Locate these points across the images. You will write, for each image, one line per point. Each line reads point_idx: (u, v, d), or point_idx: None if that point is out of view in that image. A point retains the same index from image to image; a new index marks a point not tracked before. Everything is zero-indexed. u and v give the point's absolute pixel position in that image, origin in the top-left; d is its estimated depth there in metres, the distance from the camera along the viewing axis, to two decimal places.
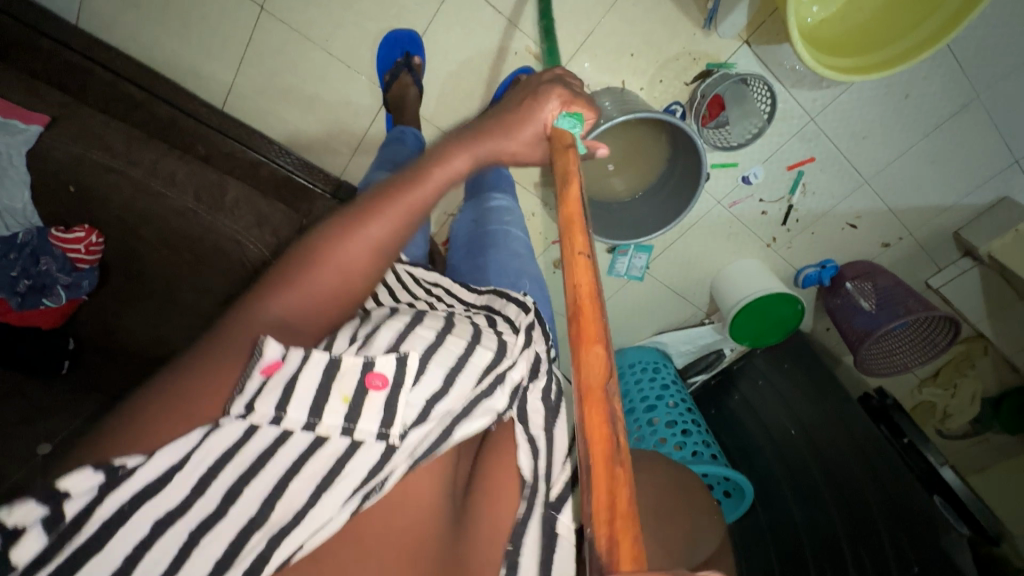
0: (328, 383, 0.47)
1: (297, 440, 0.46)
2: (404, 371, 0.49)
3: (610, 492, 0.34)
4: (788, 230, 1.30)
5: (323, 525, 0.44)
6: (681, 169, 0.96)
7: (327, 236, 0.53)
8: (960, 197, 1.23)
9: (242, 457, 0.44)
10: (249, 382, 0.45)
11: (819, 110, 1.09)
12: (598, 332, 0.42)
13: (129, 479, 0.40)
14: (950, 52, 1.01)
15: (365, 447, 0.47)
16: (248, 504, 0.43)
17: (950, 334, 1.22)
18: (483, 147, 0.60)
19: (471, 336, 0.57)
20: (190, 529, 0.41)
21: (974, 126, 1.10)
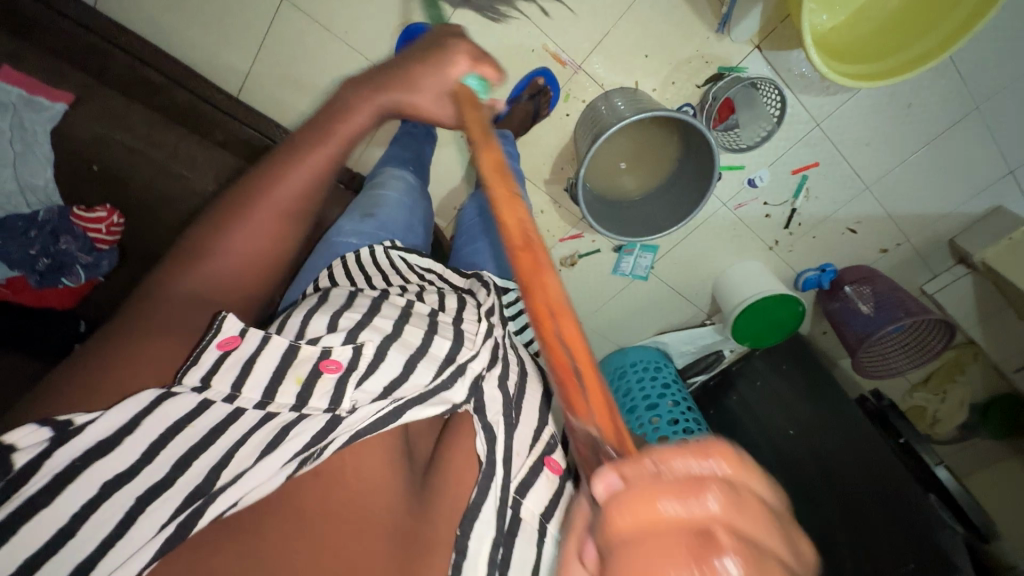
0: (284, 367, 0.54)
1: (247, 418, 0.51)
2: (359, 359, 0.56)
3: (604, 399, 0.39)
4: (790, 233, 1.32)
5: (259, 484, 0.46)
6: (694, 169, 0.98)
7: (233, 213, 0.60)
8: (956, 206, 1.26)
9: (193, 428, 0.48)
10: (204, 353, 0.51)
11: (825, 116, 1.12)
12: (543, 266, 0.45)
13: (78, 436, 0.43)
14: (953, 63, 1.05)
15: (311, 420, 0.52)
16: (193, 475, 0.46)
17: (946, 337, 1.26)
18: (382, 100, 0.66)
19: (428, 326, 0.65)
20: (135, 496, 0.44)
21: (972, 136, 1.13)
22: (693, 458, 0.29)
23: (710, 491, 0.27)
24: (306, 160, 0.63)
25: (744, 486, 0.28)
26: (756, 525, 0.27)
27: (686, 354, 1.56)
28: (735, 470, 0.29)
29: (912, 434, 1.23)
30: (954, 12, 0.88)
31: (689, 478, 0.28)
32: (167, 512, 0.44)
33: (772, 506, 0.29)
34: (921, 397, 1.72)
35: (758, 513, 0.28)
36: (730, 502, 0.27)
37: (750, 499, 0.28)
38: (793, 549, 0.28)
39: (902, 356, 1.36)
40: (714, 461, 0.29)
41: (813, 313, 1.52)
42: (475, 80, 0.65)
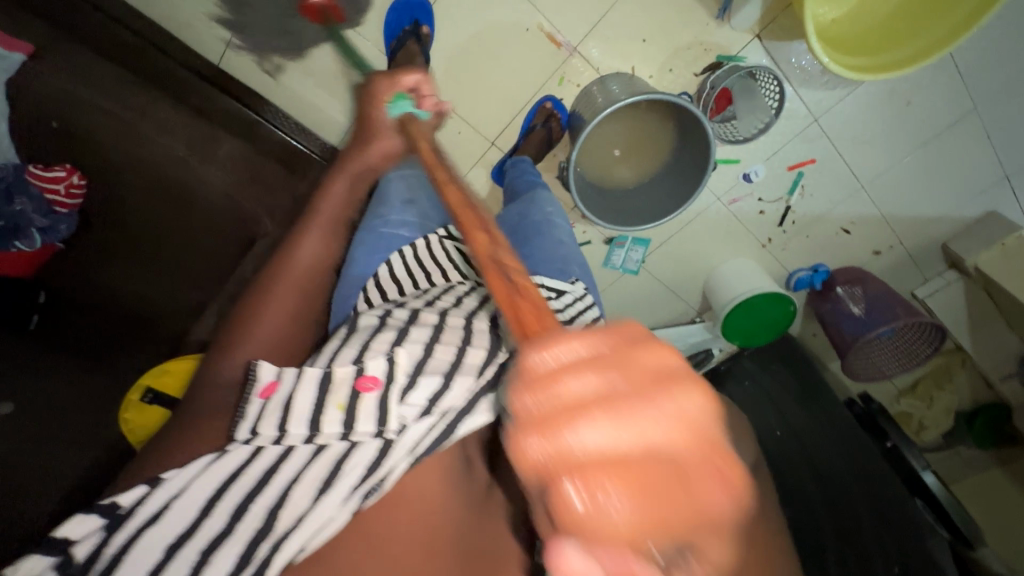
0: (322, 396, 0.59)
1: (300, 452, 0.57)
2: (393, 373, 0.61)
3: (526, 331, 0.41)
4: (784, 232, 1.30)
5: (325, 523, 0.53)
6: (688, 158, 0.95)
7: (260, 291, 0.75)
8: (950, 209, 1.25)
9: (247, 475, 0.54)
10: (250, 405, 0.60)
11: (823, 111, 1.10)
12: (476, 228, 0.52)
13: (130, 516, 0.51)
14: (952, 61, 1.03)
15: (362, 447, 0.57)
16: (249, 520, 0.52)
17: (936, 342, 1.26)
18: (351, 165, 0.82)
19: (460, 341, 0.68)
20: (199, 549, 0.51)
21: (969, 138, 1.12)
22: (520, 367, 0.34)
23: (530, 394, 0.32)
24: (307, 232, 0.80)
25: (561, 355, 0.33)
26: (580, 398, 0.32)
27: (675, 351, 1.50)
28: (555, 346, 0.34)
29: (900, 437, 1.21)
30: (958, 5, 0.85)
31: (516, 393, 0.33)
32: (231, 559, 0.51)
33: (591, 348, 0.34)
34: (909, 404, 1.71)
35: (578, 369, 0.33)
36: (544, 389, 0.32)
37: (566, 373, 0.32)
38: (625, 383, 0.32)
39: (893, 360, 1.35)
40: (537, 357, 0.33)
41: (804, 315, 1.50)
42: (396, 100, 0.77)
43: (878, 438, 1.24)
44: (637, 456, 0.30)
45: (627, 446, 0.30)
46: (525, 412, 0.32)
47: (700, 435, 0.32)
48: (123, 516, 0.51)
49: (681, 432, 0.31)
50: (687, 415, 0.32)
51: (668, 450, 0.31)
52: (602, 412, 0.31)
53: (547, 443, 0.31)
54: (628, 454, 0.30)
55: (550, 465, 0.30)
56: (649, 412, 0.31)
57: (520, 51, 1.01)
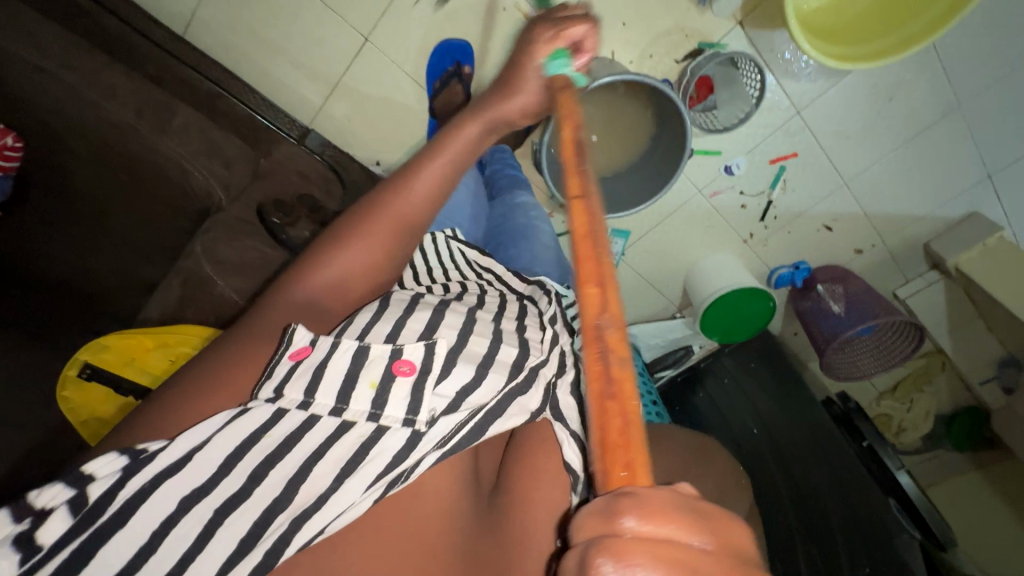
0: (356, 369, 0.53)
1: (324, 424, 0.51)
2: (431, 359, 0.55)
3: (615, 429, 0.34)
4: (765, 227, 1.28)
5: (345, 509, 0.47)
6: (665, 145, 0.93)
7: (338, 233, 0.63)
8: (933, 209, 1.24)
9: (270, 437, 0.49)
10: (278, 366, 0.52)
11: (806, 104, 1.08)
12: (595, 274, 0.42)
13: (151, 461, 0.45)
14: (937, 55, 1.02)
15: (392, 433, 0.51)
16: (271, 485, 0.47)
17: (917, 340, 1.25)
18: (487, 115, 0.68)
19: (493, 334, 0.63)
20: (213, 508, 0.45)
21: (952, 135, 1.11)
22: (601, 521, 0.30)
23: (604, 564, 0.29)
24: (419, 178, 0.65)
25: (651, 544, 0.29)
26: None
27: (654, 348, 1.49)
28: (645, 525, 0.29)
29: (875, 436, 1.21)
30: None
31: (590, 549, 0.30)
32: (246, 525, 0.45)
33: (687, 554, 0.29)
34: (889, 406, 1.70)
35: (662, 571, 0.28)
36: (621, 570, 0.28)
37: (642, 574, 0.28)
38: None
39: (872, 359, 1.33)
40: (622, 521, 0.30)
41: (785, 314, 1.48)
42: (554, 57, 0.65)
43: (853, 437, 1.23)
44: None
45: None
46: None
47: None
48: (146, 461, 0.44)
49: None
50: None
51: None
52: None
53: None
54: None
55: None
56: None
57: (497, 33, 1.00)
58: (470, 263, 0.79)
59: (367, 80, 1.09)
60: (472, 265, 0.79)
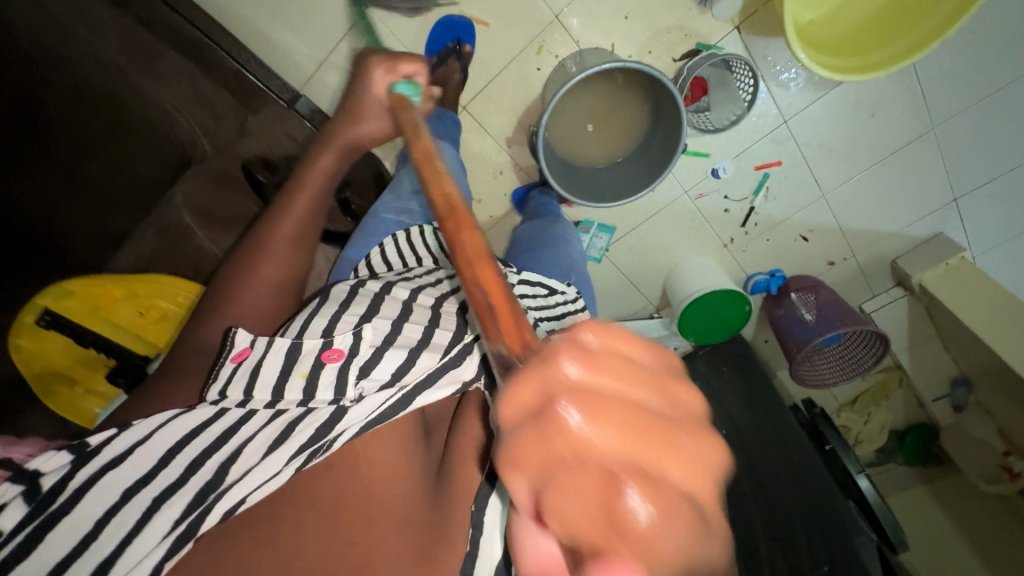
0: (288, 364, 0.59)
1: (259, 417, 0.55)
2: (357, 347, 0.60)
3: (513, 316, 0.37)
4: (746, 233, 1.31)
5: (271, 475, 0.48)
6: (659, 140, 0.94)
7: (243, 264, 0.69)
8: (903, 227, 1.30)
9: (208, 432, 0.53)
10: (222, 368, 0.59)
11: (793, 113, 1.11)
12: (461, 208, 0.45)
13: (95, 455, 0.51)
14: (917, 80, 1.07)
15: (317, 412, 0.55)
16: (206, 471, 0.50)
17: (879, 352, 1.28)
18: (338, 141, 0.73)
19: (430, 321, 0.68)
20: (152, 496, 0.49)
21: (923, 156, 1.17)
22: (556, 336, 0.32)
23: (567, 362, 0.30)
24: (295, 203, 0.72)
25: (607, 350, 0.31)
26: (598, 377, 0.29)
27: None
28: (606, 345, 0.31)
29: (839, 441, 1.24)
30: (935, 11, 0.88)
31: (548, 353, 0.31)
32: (179, 508, 0.47)
33: (641, 367, 0.31)
34: (848, 418, 1.75)
35: (622, 375, 0.30)
36: (588, 368, 0.30)
37: (611, 367, 0.30)
38: (656, 401, 0.30)
39: (836, 367, 1.38)
40: (582, 336, 0.32)
41: (759, 321, 1.51)
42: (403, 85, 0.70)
43: (817, 441, 1.26)
44: (659, 481, 0.27)
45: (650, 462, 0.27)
46: (557, 371, 0.30)
47: (715, 494, 0.28)
48: (86, 455, 0.51)
49: (701, 472, 0.28)
50: (707, 459, 0.28)
51: (698, 493, 0.27)
52: (637, 413, 0.28)
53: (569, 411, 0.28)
54: (651, 463, 0.27)
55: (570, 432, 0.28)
56: (689, 442, 0.28)
57: (502, 15, 0.99)
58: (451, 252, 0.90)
59: (366, 51, 1.08)
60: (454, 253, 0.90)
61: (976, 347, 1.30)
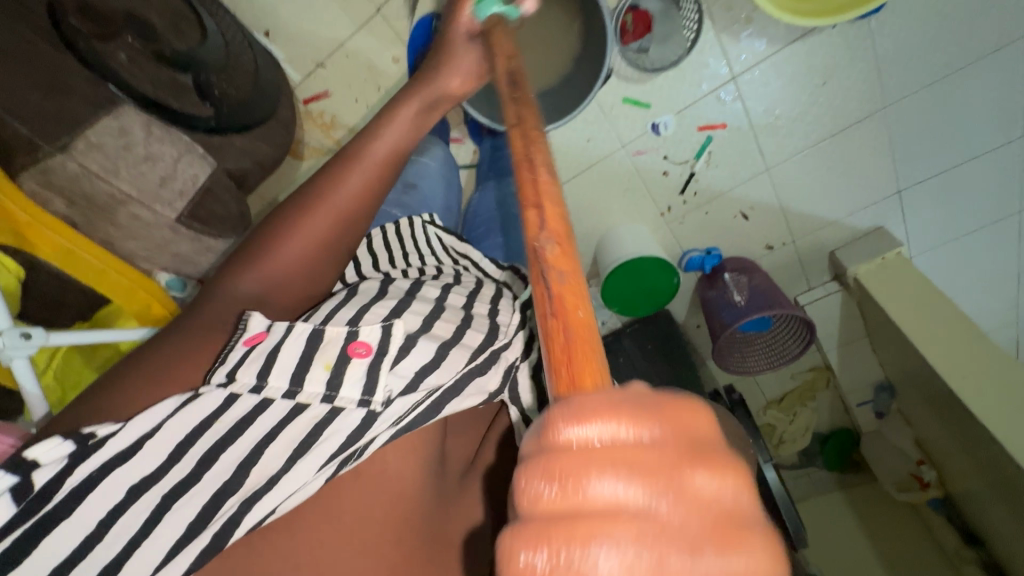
0: (310, 352, 0.50)
1: (275, 409, 0.48)
2: (387, 342, 0.51)
3: (562, 344, 0.29)
4: (684, 203, 1.22)
5: (298, 488, 0.45)
6: (585, 66, 0.83)
7: (282, 222, 0.60)
8: (845, 216, 1.25)
9: (221, 424, 0.46)
10: (232, 351, 0.49)
11: (741, 71, 1.02)
12: (535, 199, 0.37)
13: (98, 449, 0.41)
14: (872, 49, 1.00)
15: (347, 414, 0.49)
16: (224, 468, 0.44)
17: (804, 342, 1.23)
18: (420, 94, 0.64)
19: (462, 320, 0.62)
20: (163, 493, 0.43)
21: (869, 139, 1.11)
22: (538, 436, 0.24)
23: (543, 480, 0.23)
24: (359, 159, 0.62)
25: (601, 446, 0.23)
26: (586, 489, 0.22)
27: None
28: (590, 428, 0.23)
29: (751, 429, 1.17)
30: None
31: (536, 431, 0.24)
32: (194, 509, 0.43)
33: (645, 459, 0.22)
34: (773, 416, 1.67)
35: (618, 486, 0.22)
36: (568, 483, 0.22)
37: (598, 468, 0.22)
38: (667, 506, 0.22)
39: (763, 356, 1.33)
40: (561, 432, 0.23)
41: (691, 303, 1.43)
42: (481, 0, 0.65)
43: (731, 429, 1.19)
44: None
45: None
46: (527, 496, 0.23)
47: None
48: (94, 448, 0.41)
49: None
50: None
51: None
52: (630, 539, 0.21)
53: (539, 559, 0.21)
54: None
55: None
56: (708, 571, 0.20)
57: None
58: (447, 247, 0.76)
59: None
60: (449, 250, 0.76)
61: (902, 349, 1.25)
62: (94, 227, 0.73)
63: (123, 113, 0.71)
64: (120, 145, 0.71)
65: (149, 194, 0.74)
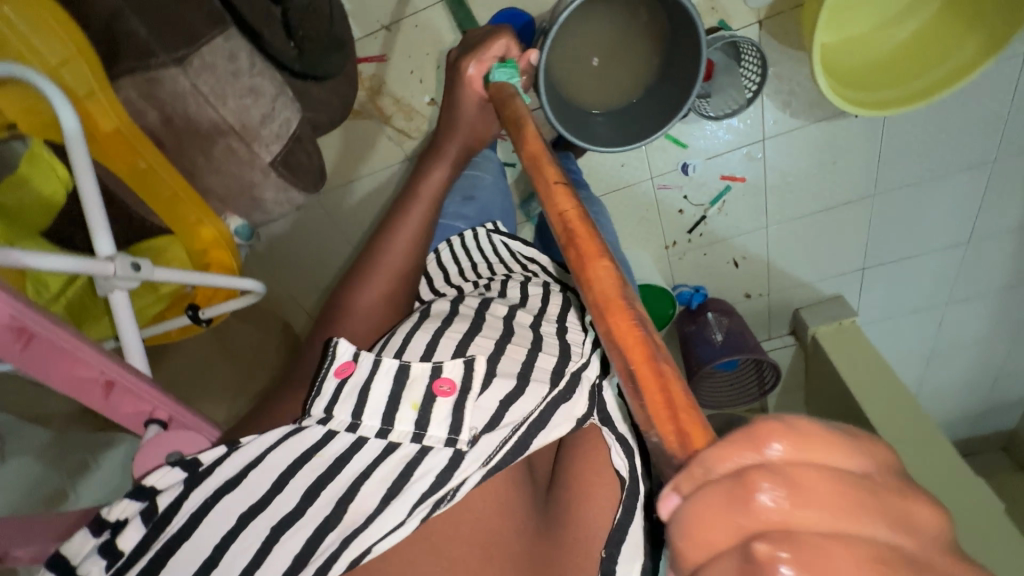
0: (399, 391, 0.54)
1: (370, 447, 0.52)
2: (471, 378, 0.55)
3: (661, 390, 0.31)
4: (689, 241, 1.30)
5: (393, 527, 0.47)
6: (659, 102, 0.87)
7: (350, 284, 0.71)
8: (817, 280, 1.39)
9: (321, 457, 0.51)
10: (325, 383, 0.55)
11: (772, 134, 1.11)
12: (597, 248, 0.40)
13: (207, 474, 0.50)
14: (880, 146, 1.13)
15: (434, 453, 0.52)
16: (324, 504, 0.49)
17: (762, 385, 1.38)
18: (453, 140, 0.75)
19: (531, 344, 0.62)
20: (270, 525, 0.48)
21: (855, 219, 1.26)
22: (741, 447, 0.24)
23: (763, 488, 0.22)
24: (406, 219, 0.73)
25: (811, 466, 0.23)
26: (815, 512, 0.22)
27: None
28: (809, 450, 0.24)
29: None
30: (952, 57, 0.89)
31: (743, 445, 0.24)
32: (300, 542, 0.47)
33: (860, 479, 0.23)
34: None
35: (845, 507, 0.22)
36: (791, 497, 0.22)
37: (819, 486, 0.22)
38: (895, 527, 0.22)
39: (726, 394, 1.44)
40: (768, 445, 0.24)
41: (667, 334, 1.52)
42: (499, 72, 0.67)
43: None
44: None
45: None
46: (751, 513, 0.22)
47: None
48: (204, 474, 0.50)
49: None
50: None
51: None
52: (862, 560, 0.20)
53: (784, 574, 0.20)
54: None
55: None
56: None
57: None
58: (516, 253, 0.82)
59: None
60: (518, 256, 0.82)
61: (841, 407, 1.40)
62: (186, 151, 0.75)
63: (234, 36, 0.69)
64: (230, 70, 0.70)
65: (250, 130, 0.74)
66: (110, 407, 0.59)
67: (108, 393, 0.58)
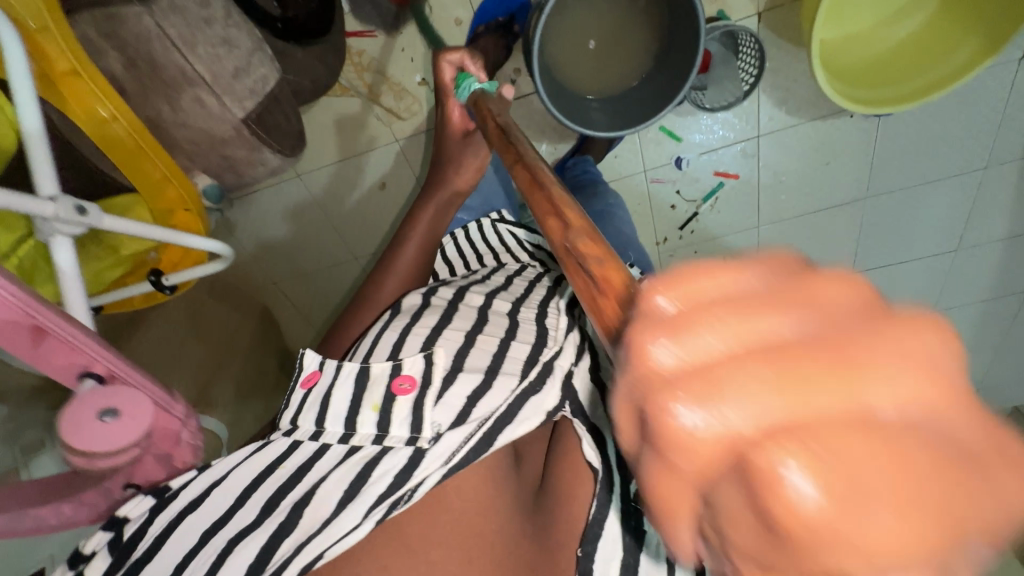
0: (359, 396, 0.55)
1: (332, 453, 0.53)
2: (430, 373, 0.55)
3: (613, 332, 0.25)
4: (680, 238, 1.28)
5: (346, 533, 0.45)
6: (654, 89, 0.85)
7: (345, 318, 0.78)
8: None
9: (284, 468, 0.52)
10: (293, 395, 0.60)
11: (768, 131, 1.10)
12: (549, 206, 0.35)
13: (174, 498, 0.52)
14: (874, 149, 1.13)
15: (394, 453, 0.51)
16: (281, 512, 0.48)
17: None
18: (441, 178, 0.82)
19: (506, 330, 0.63)
20: (229, 538, 0.47)
21: (846, 222, 1.25)
22: (634, 316, 0.22)
23: (651, 346, 0.20)
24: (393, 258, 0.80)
25: (701, 300, 0.21)
26: (710, 341, 0.19)
27: None
28: (696, 287, 0.21)
29: None
30: (949, 57, 0.88)
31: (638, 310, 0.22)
32: (253, 552, 0.46)
33: (748, 290, 0.21)
34: None
35: (729, 320, 0.20)
36: (681, 337, 0.20)
37: (708, 313, 0.20)
38: (803, 324, 0.19)
39: None
40: (656, 304, 0.22)
41: None
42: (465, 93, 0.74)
43: None
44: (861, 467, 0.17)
45: (819, 431, 0.17)
46: (646, 375, 0.20)
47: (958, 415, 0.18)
48: (170, 498, 0.53)
49: (903, 398, 0.17)
50: (925, 356, 0.18)
51: (933, 426, 0.17)
52: (765, 371, 0.18)
53: (685, 418, 0.18)
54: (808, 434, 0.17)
55: (707, 444, 0.18)
56: (890, 354, 0.18)
57: None
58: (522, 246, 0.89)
59: None
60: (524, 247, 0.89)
61: None
62: (149, 98, 0.72)
63: None
64: (202, 16, 0.68)
65: (222, 83, 0.72)
66: (39, 357, 0.56)
67: (35, 342, 0.55)
